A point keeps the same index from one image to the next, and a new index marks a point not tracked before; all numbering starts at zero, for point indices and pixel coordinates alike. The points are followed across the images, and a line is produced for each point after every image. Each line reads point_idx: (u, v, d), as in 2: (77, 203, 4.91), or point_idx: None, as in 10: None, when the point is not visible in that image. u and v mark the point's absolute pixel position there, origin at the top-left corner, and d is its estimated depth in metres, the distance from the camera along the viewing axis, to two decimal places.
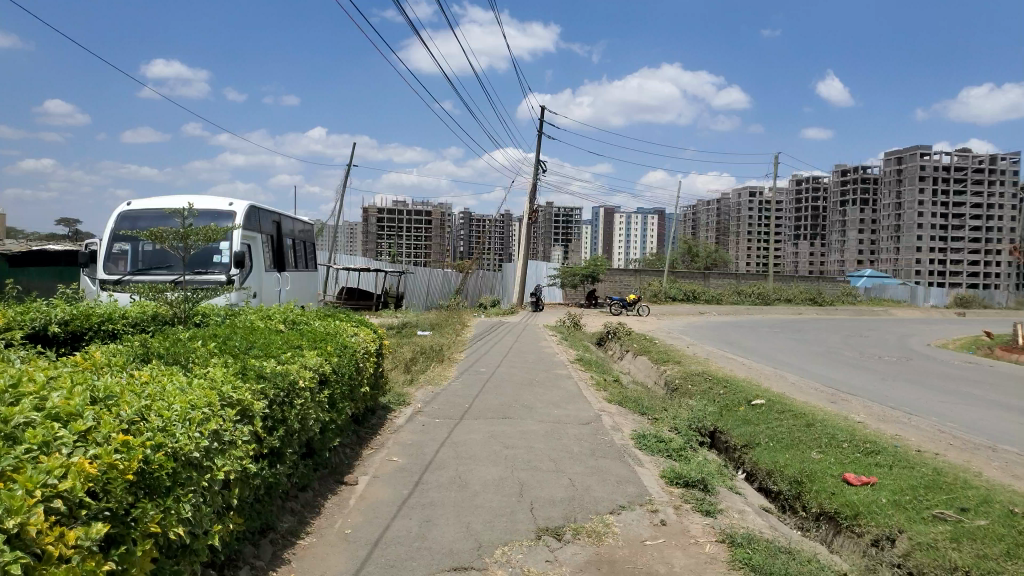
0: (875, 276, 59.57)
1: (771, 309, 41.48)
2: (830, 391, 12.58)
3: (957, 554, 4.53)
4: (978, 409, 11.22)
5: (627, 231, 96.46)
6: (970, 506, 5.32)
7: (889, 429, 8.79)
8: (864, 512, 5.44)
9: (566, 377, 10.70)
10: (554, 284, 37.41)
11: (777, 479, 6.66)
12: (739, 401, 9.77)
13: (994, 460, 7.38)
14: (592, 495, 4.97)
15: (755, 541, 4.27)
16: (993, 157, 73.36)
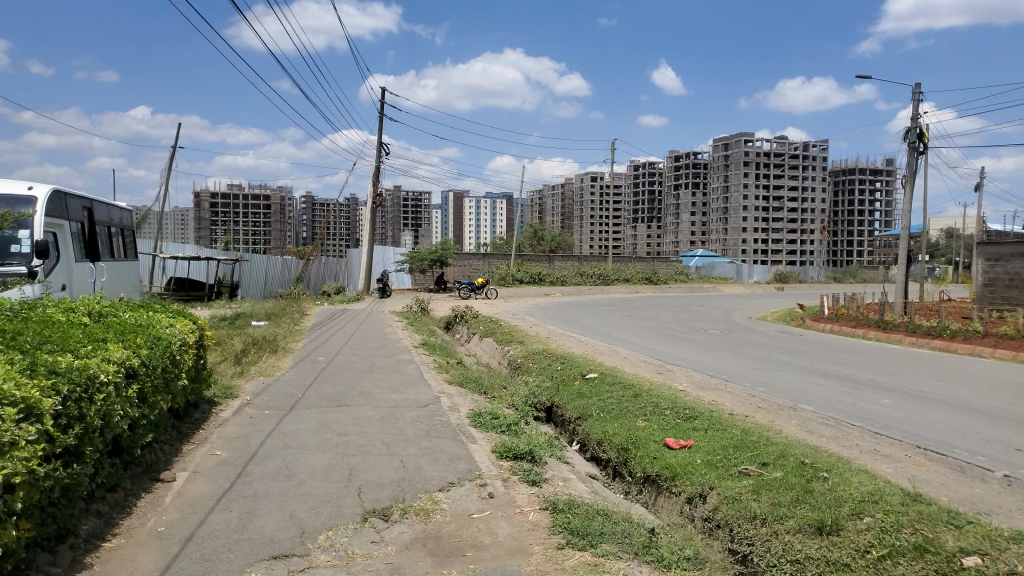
0: (707, 256, 63.62)
1: (611, 289, 43.35)
2: (661, 363, 13.38)
3: (756, 503, 5.03)
4: (786, 374, 12.38)
5: (476, 215, 97.12)
6: (769, 460, 5.92)
7: (708, 395, 9.54)
8: (680, 473, 5.89)
9: (407, 362, 10.71)
10: (401, 269, 37.03)
11: (606, 448, 7.04)
12: (574, 376, 10.22)
13: (793, 419, 8.23)
14: (422, 474, 5.06)
15: (576, 506, 4.55)
16: (806, 144, 80.68)
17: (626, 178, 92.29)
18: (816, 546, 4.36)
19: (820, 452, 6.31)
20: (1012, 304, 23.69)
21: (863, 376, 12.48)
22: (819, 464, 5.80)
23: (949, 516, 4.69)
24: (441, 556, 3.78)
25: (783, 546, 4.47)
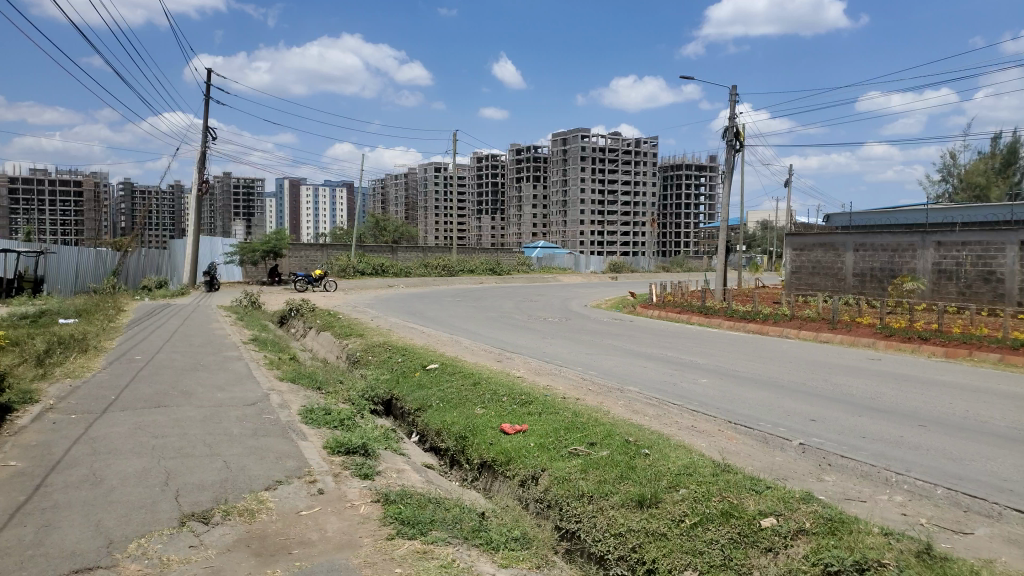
0: (548, 247, 65.34)
1: (454, 280, 43.57)
2: (500, 351, 13.66)
3: (584, 482, 5.28)
4: (617, 358, 13.04)
5: (314, 204, 94.05)
6: (597, 439, 6.22)
7: (544, 381, 9.87)
8: (514, 457, 6.05)
9: (236, 359, 10.23)
10: (232, 261, 35.18)
11: (444, 437, 7.09)
12: (414, 367, 10.21)
13: (621, 400, 8.70)
14: (248, 473, 4.88)
15: (408, 496, 4.59)
16: (638, 140, 84.93)
17: (468, 169, 92.92)
18: (636, 518, 4.65)
19: (642, 430, 6.71)
20: (815, 289, 26.30)
21: (686, 358, 13.39)
22: (641, 442, 6.16)
23: (751, 482, 5.16)
24: (265, 555, 3.67)
25: (607, 521, 4.72)
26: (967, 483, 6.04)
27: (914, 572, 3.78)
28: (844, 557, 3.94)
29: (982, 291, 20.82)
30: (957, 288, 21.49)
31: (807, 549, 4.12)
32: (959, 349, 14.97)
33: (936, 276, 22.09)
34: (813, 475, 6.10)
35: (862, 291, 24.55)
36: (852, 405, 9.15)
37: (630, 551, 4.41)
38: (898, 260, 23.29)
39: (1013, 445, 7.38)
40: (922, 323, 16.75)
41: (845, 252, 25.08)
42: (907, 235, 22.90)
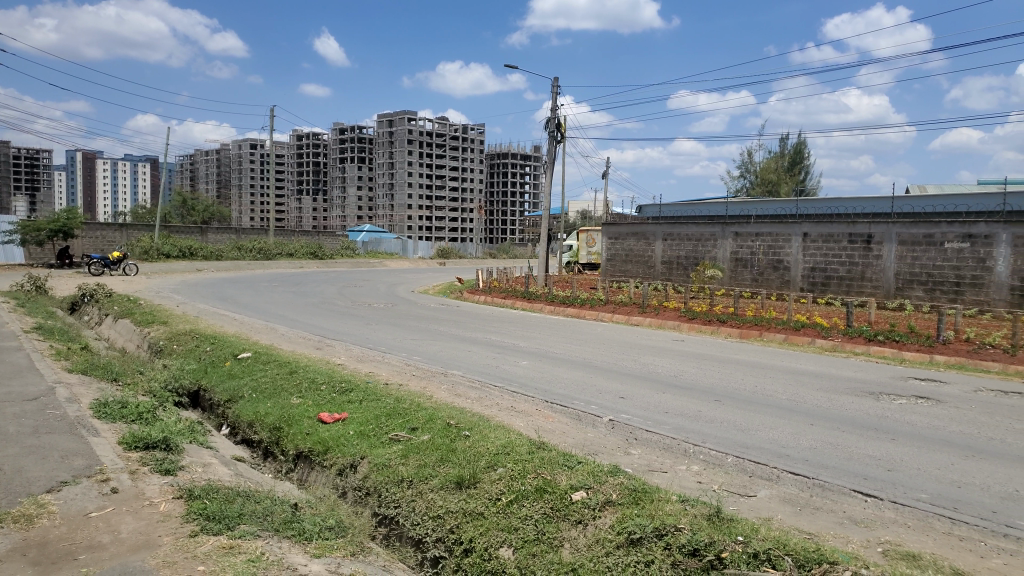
0: (373, 231, 64.17)
1: (272, 264, 41.70)
2: (321, 338, 13.27)
3: (404, 467, 5.27)
4: (441, 343, 13.11)
5: (112, 180, 86.10)
6: (418, 425, 6.23)
7: (365, 367, 9.73)
8: (332, 446, 5.90)
9: (13, 350, 9.16)
10: (12, 241, 31.37)
11: (257, 429, 6.78)
12: (224, 357, 9.66)
13: (443, 384, 8.77)
14: (25, 476, 4.39)
15: (213, 491, 4.35)
16: (466, 127, 85.45)
17: (288, 148, 89.10)
18: (455, 500, 4.72)
19: (463, 413, 6.80)
20: (628, 275, 27.89)
21: (508, 342, 13.71)
22: (462, 424, 6.25)
23: (564, 459, 5.39)
24: (44, 565, 3.33)
25: (426, 504, 4.75)
26: (753, 450, 6.69)
27: (705, 533, 4.14)
28: (646, 524, 4.23)
29: (771, 277, 23.08)
30: (751, 275, 23.67)
31: (614, 519, 4.37)
32: (751, 330, 16.51)
33: (733, 264, 24.19)
34: (621, 449, 6.48)
35: (669, 277, 26.35)
36: (658, 383, 9.81)
37: (447, 532, 4.46)
38: (701, 249, 25.23)
39: (792, 415, 8.28)
40: (721, 307, 18.30)
41: (655, 241, 26.81)
42: (709, 226, 24.86)
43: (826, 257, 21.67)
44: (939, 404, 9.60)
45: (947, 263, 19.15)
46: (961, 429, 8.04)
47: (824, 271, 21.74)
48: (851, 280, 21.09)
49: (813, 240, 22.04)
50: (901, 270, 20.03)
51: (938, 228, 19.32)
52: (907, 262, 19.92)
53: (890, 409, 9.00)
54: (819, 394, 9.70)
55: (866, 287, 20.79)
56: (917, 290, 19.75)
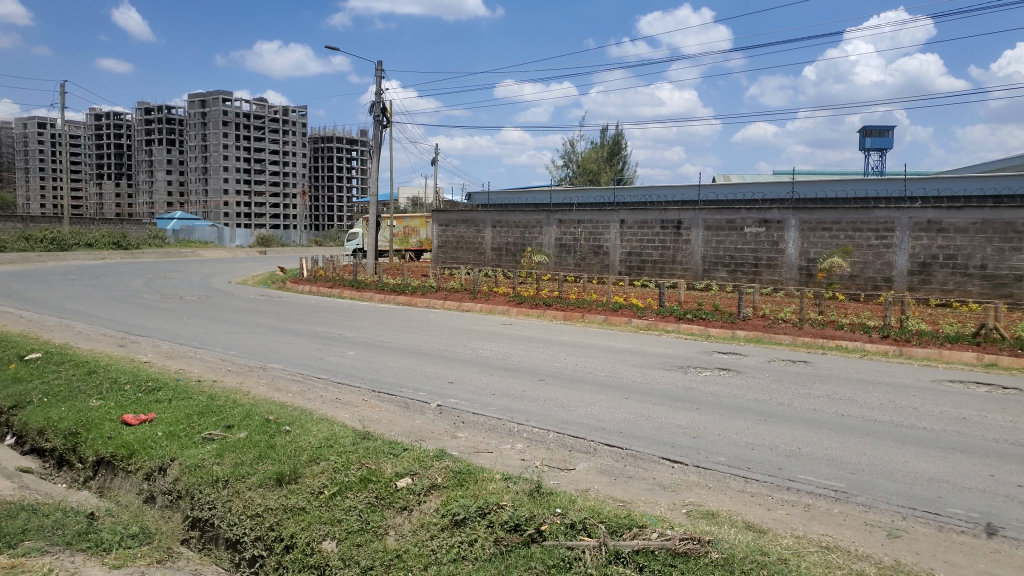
0: (186, 218, 59.99)
1: (67, 256, 37.80)
2: (125, 336, 12.23)
3: (219, 466, 5.01)
4: (262, 336, 12.55)
5: None
6: (234, 422, 5.94)
7: (175, 364, 9.13)
8: (138, 449, 5.47)
9: None
10: None
11: (49, 436, 6.15)
12: (7, 359, 8.66)
13: (263, 378, 8.41)
14: None
15: None
16: (286, 110, 80.49)
17: (84, 129, 81.08)
18: (274, 496, 4.56)
19: (284, 408, 6.57)
20: (458, 262, 28.15)
21: (334, 333, 13.35)
22: (283, 419, 6.03)
23: (389, 447, 5.36)
24: None
25: (243, 503, 4.54)
26: (572, 426, 7.01)
27: (526, 508, 4.30)
28: (469, 505, 4.32)
29: (593, 262, 24.17)
30: (574, 261, 24.64)
31: (438, 503, 4.42)
32: (575, 312, 17.21)
33: (558, 250, 25.05)
34: (448, 433, 6.54)
35: (498, 264, 26.86)
36: (484, 367, 10.00)
37: (267, 530, 4.30)
38: (527, 236, 25.93)
39: (609, 390, 8.76)
40: (547, 292, 18.95)
41: (484, 228, 27.20)
42: (535, 213, 25.57)
43: (642, 242, 23.01)
44: (737, 375, 10.55)
45: (746, 246, 20.98)
46: (756, 397, 8.90)
47: (640, 255, 23.09)
48: (664, 264, 22.56)
49: (630, 226, 23.33)
50: (707, 254, 21.71)
51: (739, 214, 21.08)
52: (712, 246, 21.59)
53: (696, 381, 9.77)
54: (634, 370, 10.34)
55: (677, 270, 22.34)
56: (721, 272, 21.48)
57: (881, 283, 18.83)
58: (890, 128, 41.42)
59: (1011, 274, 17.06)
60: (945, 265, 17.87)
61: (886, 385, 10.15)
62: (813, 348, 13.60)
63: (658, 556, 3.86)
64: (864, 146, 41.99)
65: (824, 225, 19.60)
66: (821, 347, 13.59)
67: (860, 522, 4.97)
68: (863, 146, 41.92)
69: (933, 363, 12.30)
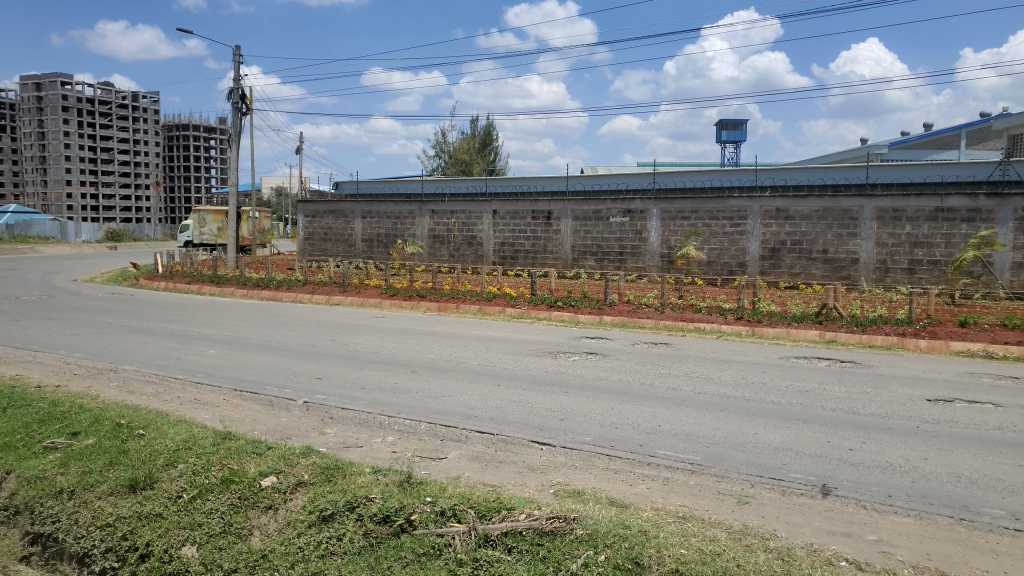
0: (21, 211, 54.92)
1: None
2: None
3: (63, 477, 4.67)
4: (112, 337, 11.75)
5: None
6: (81, 428, 5.55)
7: (12, 370, 8.38)
8: None
9: None
10: None
11: None
12: None
13: (113, 381, 7.87)
14: None
15: None
16: (136, 94, 72.41)
17: None
18: (127, 504, 4.32)
19: (137, 411, 6.20)
20: (327, 254, 27.46)
21: (193, 331, 12.68)
22: (135, 423, 5.70)
23: (253, 446, 5.19)
24: None
25: (92, 514, 4.27)
26: (444, 415, 7.04)
27: (395, 499, 4.30)
28: (337, 500, 4.26)
29: (466, 253, 24.27)
30: (448, 252, 24.63)
31: (305, 500, 4.33)
32: (448, 303, 17.25)
33: (431, 241, 24.93)
34: (316, 430, 6.41)
35: (369, 255, 26.40)
36: (355, 361, 9.84)
37: (119, 541, 4.08)
38: (399, 226, 25.63)
39: (480, 378, 8.88)
40: (420, 283, 18.87)
41: (354, 219, 26.68)
42: (406, 203, 25.33)
43: (513, 233, 23.34)
44: (604, 358, 10.94)
45: (612, 235, 21.72)
46: (621, 378, 9.29)
47: (512, 245, 23.40)
48: (536, 253, 22.98)
49: (502, 217, 23.59)
50: (576, 243, 22.32)
51: (604, 204, 21.78)
52: (581, 236, 22.23)
53: (565, 365, 10.09)
54: (506, 358, 10.51)
55: (548, 259, 22.84)
56: (589, 260, 22.14)
57: (735, 269, 20.02)
58: (743, 122, 43.96)
59: (849, 258, 18.60)
60: (791, 250, 19.25)
61: (738, 363, 10.86)
62: (674, 330, 14.32)
63: (526, 536, 3.97)
64: (720, 139, 44.40)
65: (684, 214, 20.59)
66: (680, 329, 14.33)
67: (713, 491, 5.31)
68: (720, 139, 44.33)
69: (781, 341, 13.24)
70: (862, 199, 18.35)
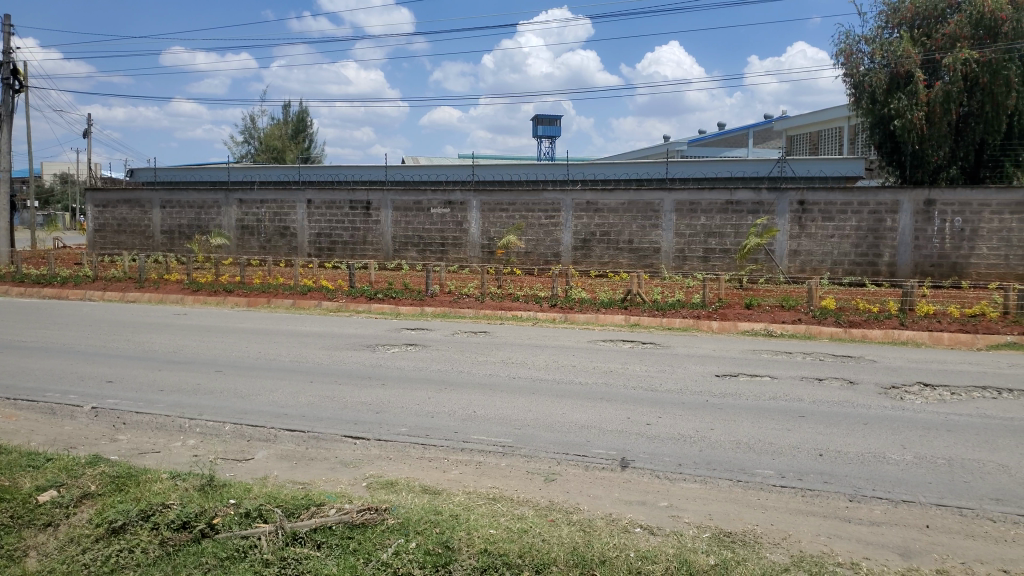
0: None
1: None
2: None
3: None
4: None
5: None
6: None
7: None
8: None
9: None
10: None
11: None
12: None
13: None
14: None
15: None
16: None
17: None
18: None
19: None
20: (121, 247, 25.30)
21: None
22: None
23: (29, 458, 4.72)
24: None
25: None
26: (252, 415, 6.76)
27: (195, 504, 4.12)
28: (129, 510, 3.99)
29: (278, 244, 23.33)
30: (258, 243, 23.53)
31: (92, 512, 4.02)
32: (259, 297, 16.46)
33: (240, 232, 23.71)
34: (106, 437, 5.91)
35: (170, 248, 24.61)
36: (153, 362, 9.18)
37: None
38: (204, 216, 24.09)
39: (292, 375, 8.60)
40: (227, 277, 17.90)
41: (152, 209, 24.73)
42: (212, 192, 23.86)
43: (330, 223, 22.75)
44: (423, 349, 11.00)
45: (432, 226, 21.79)
46: (439, 368, 9.40)
47: (329, 237, 22.80)
48: (354, 245, 22.55)
49: (317, 207, 22.88)
50: (396, 234, 22.16)
51: (424, 196, 21.78)
52: (401, 227, 22.09)
53: (383, 358, 10.03)
54: (321, 353, 10.26)
55: (367, 251, 22.49)
56: (410, 251, 22.07)
57: (551, 258, 20.84)
58: (557, 118, 45.61)
59: (652, 247, 19.94)
60: (600, 240, 20.34)
61: (552, 348, 11.34)
62: (493, 319, 14.66)
63: (336, 531, 3.93)
64: (537, 133, 45.84)
65: (502, 207, 21.06)
66: (499, 318, 14.70)
67: (522, 471, 5.53)
68: (536, 134, 45.75)
69: (591, 326, 13.99)
70: (663, 193, 19.71)
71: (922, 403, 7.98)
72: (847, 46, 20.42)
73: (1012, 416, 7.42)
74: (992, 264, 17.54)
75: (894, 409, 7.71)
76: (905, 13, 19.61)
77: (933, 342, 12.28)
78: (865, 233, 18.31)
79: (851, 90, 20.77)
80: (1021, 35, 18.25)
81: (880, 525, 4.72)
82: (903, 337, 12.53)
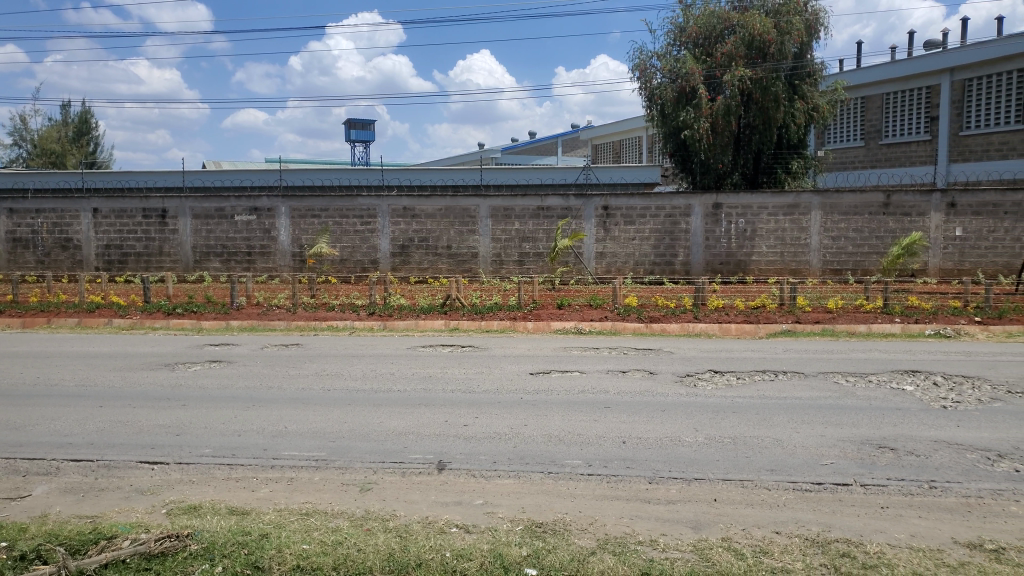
0: None
1: None
2: None
3: None
4: None
5: None
6: None
7: None
8: None
9: None
10: None
11: None
12: None
13: None
14: None
15: None
16: None
17: None
18: None
19: None
20: None
21: None
22: None
23: None
24: None
25: None
26: (28, 448, 6.07)
27: None
28: None
29: (60, 258, 21.11)
30: (35, 257, 21.16)
31: None
32: (36, 317, 14.81)
33: (11, 245, 21.18)
34: None
35: None
36: None
37: None
38: None
39: (78, 401, 7.81)
40: None
41: None
42: None
43: (121, 234, 20.95)
44: (228, 365, 10.43)
45: (238, 234, 20.71)
46: (247, 384, 8.95)
47: (120, 248, 21.01)
48: (149, 257, 20.93)
49: (105, 216, 20.98)
50: (197, 244, 20.81)
51: (227, 202, 20.63)
52: (202, 236, 20.78)
53: (184, 377, 9.38)
54: (112, 375, 9.40)
55: (164, 263, 20.94)
56: (213, 262, 20.85)
57: (368, 265, 20.52)
58: (370, 122, 45.06)
59: (468, 252, 20.29)
60: (418, 246, 20.37)
61: (369, 357, 11.19)
62: (307, 330, 14.19)
63: (130, 564, 3.65)
64: (350, 138, 45.00)
65: (313, 212, 20.43)
66: (313, 329, 14.25)
67: (337, 483, 5.43)
68: (349, 138, 44.89)
69: (410, 333, 13.95)
70: (477, 199, 20.08)
71: (713, 388, 8.77)
72: (641, 61, 21.94)
73: (786, 395, 8.35)
74: (770, 261, 19.57)
75: (688, 395, 8.40)
76: (689, 32, 21.36)
77: (721, 333, 13.50)
78: (661, 234, 19.76)
79: (646, 102, 22.33)
80: (785, 56, 20.51)
81: (675, 503, 5.13)
82: (697, 329, 13.67)
